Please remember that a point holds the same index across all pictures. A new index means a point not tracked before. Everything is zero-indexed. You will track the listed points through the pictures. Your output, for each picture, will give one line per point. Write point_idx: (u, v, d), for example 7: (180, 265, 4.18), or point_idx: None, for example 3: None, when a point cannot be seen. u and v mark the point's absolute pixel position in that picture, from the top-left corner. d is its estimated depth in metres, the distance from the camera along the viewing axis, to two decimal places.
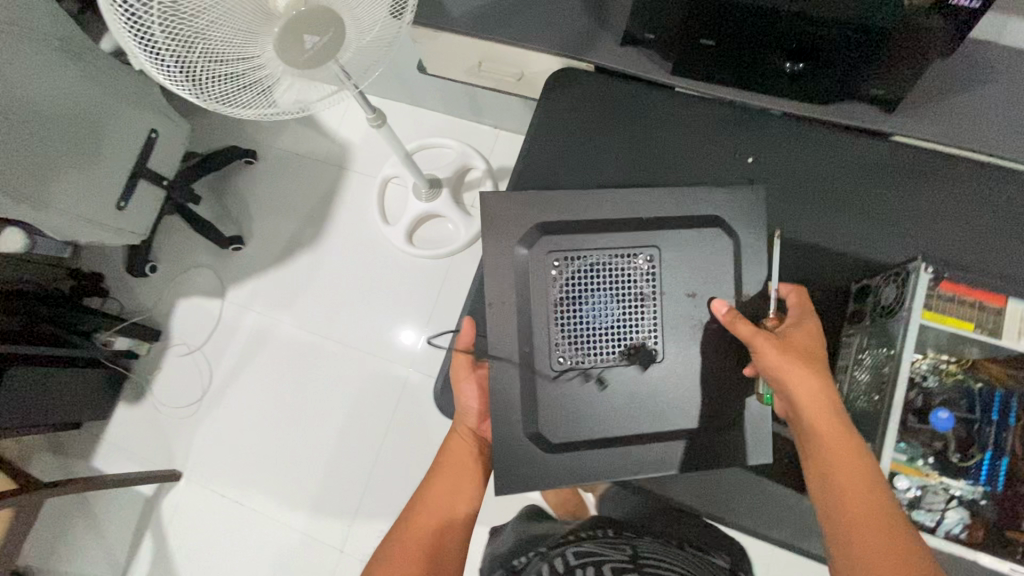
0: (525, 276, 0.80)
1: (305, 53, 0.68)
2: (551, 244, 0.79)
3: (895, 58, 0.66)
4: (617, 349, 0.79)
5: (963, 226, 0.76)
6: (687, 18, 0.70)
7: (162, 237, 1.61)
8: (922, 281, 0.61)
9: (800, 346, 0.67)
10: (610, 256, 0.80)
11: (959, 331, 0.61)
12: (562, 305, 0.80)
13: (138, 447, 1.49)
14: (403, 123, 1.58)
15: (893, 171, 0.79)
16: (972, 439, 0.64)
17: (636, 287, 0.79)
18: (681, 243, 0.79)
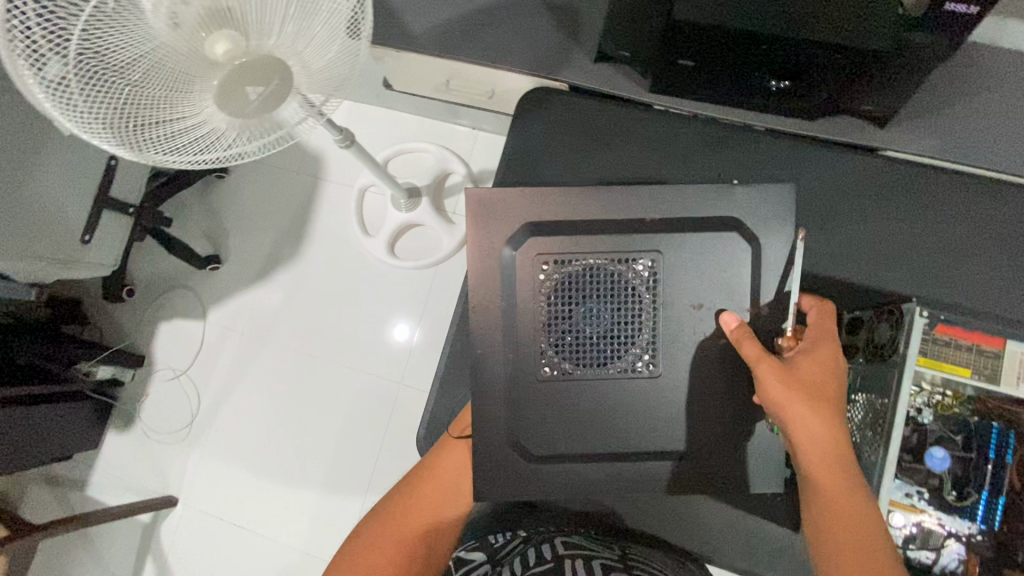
0: (513, 278, 0.77)
1: (253, 102, 0.64)
2: (539, 246, 0.76)
3: (880, 74, 0.63)
4: (615, 363, 0.76)
5: (951, 243, 0.74)
6: (663, 41, 0.66)
7: (137, 259, 1.56)
8: (919, 323, 0.62)
9: (808, 373, 0.65)
10: (606, 258, 0.76)
11: (955, 377, 0.64)
12: (553, 310, 0.77)
13: (131, 475, 1.48)
14: (377, 127, 1.51)
15: (882, 185, 0.76)
16: (969, 477, 0.68)
17: (635, 297, 0.75)
18: (669, 273, 0.75)
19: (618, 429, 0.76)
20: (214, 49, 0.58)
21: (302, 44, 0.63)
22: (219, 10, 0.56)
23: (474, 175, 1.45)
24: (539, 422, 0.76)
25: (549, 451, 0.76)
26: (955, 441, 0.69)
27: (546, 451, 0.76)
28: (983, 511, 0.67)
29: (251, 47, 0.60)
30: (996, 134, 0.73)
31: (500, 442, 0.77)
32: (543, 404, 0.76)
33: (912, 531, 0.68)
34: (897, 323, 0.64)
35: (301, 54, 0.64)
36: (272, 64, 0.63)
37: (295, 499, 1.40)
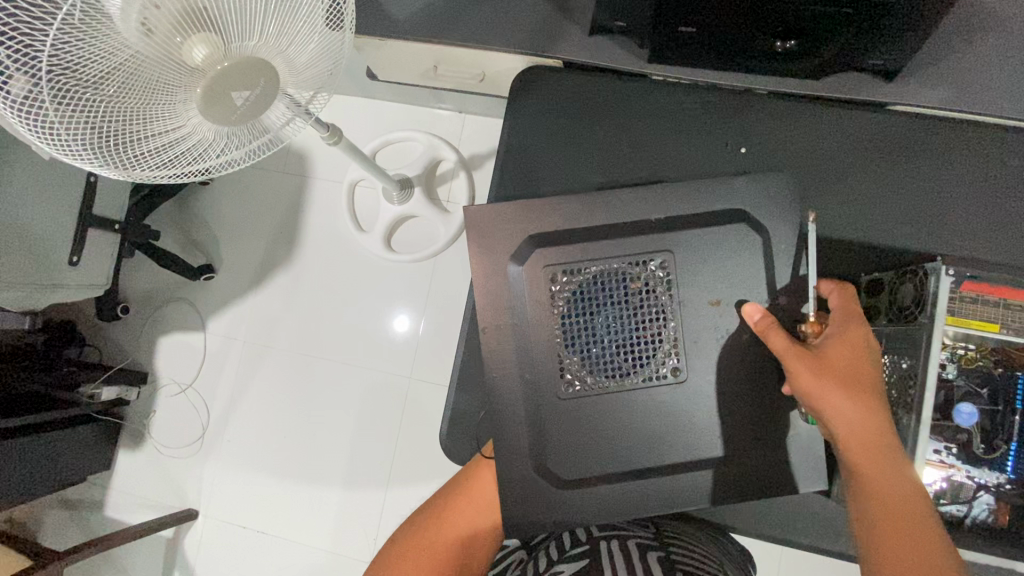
0: (523, 291, 0.76)
1: (239, 110, 0.61)
2: (546, 258, 0.75)
3: (891, 26, 0.61)
4: (639, 370, 0.75)
5: (960, 194, 0.75)
6: (662, 9, 0.63)
7: (130, 275, 1.52)
8: (943, 284, 0.61)
9: (833, 355, 0.66)
10: (616, 266, 0.76)
11: (984, 333, 0.63)
12: (571, 321, 0.76)
13: (149, 492, 1.46)
14: (360, 120, 1.47)
15: (888, 145, 0.77)
16: (996, 430, 0.69)
17: (653, 301, 0.75)
18: (693, 254, 0.74)
19: (647, 409, 0.75)
20: (193, 55, 0.54)
21: (282, 41, 0.60)
22: (193, 10, 0.52)
23: (466, 160, 1.42)
24: (570, 418, 0.76)
25: (580, 438, 0.76)
26: (979, 395, 0.70)
27: (580, 440, 0.76)
28: (1013, 460, 0.69)
29: (231, 49, 0.56)
30: (1014, 76, 0.70)
31: (533, 434, 0.76)
32: (572, 417, 0.76)
33: (945, 487, 0.70)
34: (922, 286, 0.64)
35: (284, 51, 0.61)
36: (259, 68, 0.60)
37: (317, 501, 1.39)
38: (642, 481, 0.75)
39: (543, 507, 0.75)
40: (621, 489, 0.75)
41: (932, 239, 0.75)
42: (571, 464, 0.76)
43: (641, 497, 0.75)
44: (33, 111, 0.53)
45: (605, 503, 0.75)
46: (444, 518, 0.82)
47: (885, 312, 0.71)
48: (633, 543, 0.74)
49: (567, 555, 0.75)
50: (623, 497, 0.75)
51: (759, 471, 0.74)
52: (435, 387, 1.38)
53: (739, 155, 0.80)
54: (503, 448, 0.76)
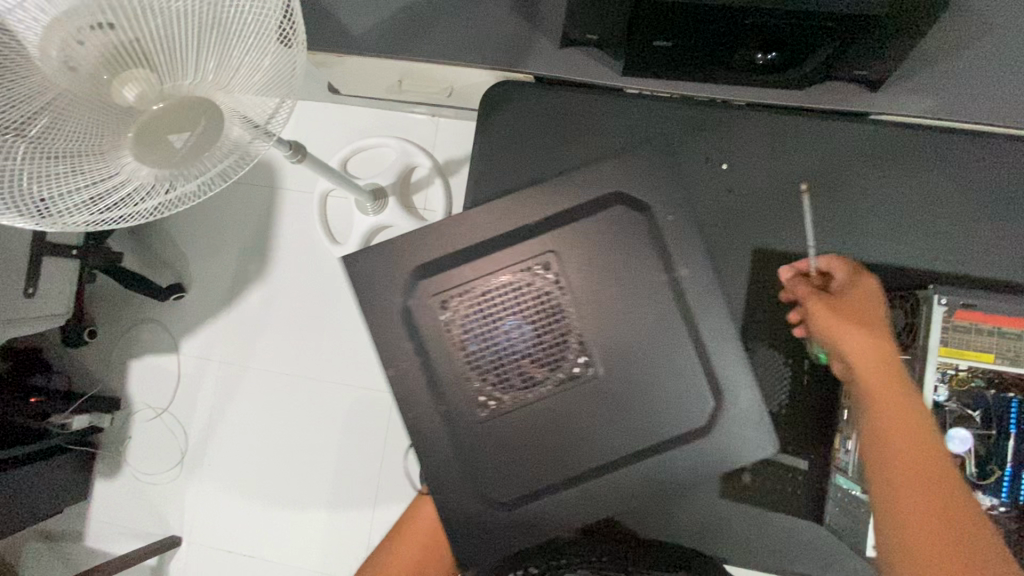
0: (426, 323, 0.74)
1: (179, 152, 0.56)
2: (434, 286, 0.74)
3: (878, 37, 0.57)
4: (551, 375, 0.74)
5: (937, 204, 0.75)
6: (635, 25, 0.60)
7: (96, 297, 1.46)
8: (936, 316, 0.64)
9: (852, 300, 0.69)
10: (505, 279, 0.75)
11: (978, 364, 0.63)
12: (473, 340, 0.75)
13: (129, 520, 1.42)
14: (329, 126, 1.41)
15: (868, 156, 0.76)
16: (989, 455, 0.66)
17: (551, 304, 0.74)
18: (575, 257, 0.74)
19: (576, 422, 0.73)
20: (123, 95, 0.50)
21: (227, 64, 0.54)
22: (123, 48, 0.48)
23: (441, 166, 1.37)
24: (496, 443, 0.73)
25: (512, 461, 0.73)
26: (975, 419, 0.66)
27: (514, 463, 0.73)
28: (1006, 487, 0.66)
29: (169, 90, 0.52)
30: (993, 85, 0.69)
31: (518, 466, 0.73)
32: (497, 442, 0.73)
33: None
34: (913, 313, 0.68)
35: (233, 77, 0.55)
36: (199, 107, 0.55)
37: (303, 523, 1.36)
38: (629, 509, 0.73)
39: (530, 542, 0.73)
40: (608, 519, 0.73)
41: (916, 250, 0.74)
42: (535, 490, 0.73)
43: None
44: None
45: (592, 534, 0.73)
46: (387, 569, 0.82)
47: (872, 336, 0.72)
48: None
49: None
50: None
51: None
52: None
53: (721, 171, 0.79)
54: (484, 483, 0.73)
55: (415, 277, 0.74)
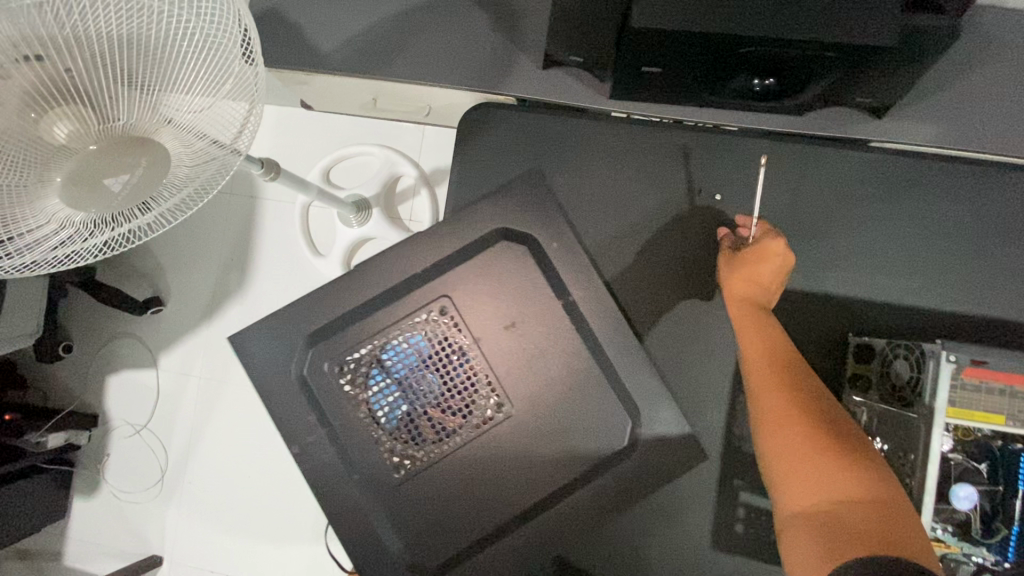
0: (330, 391, 0.72)
1: (117, 197, 0.52)
2: (326, 353, 0.72)
3: (881, 69, 0.54)
4: (465, 419, 0.72)
5: (911, 231, 0.81)
6: (622, 48, 0.55)
7: (71, 310, 1.41)
8: (943, 373, 0.58)
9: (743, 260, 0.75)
10: (402, 330, 0.73)
11: (988, 426, 0.58)
12: (381, 396, 0.73)
13: (108, 539, 1.38)
14: (310, 134, 1.35)
15: (856, 184, 0.81)
16: (996, 512, 0.62)
17: (449, 348, 0.73)
18: (475, 301, 0.74)
19: (492, 469, 0.71)
20: (55, 132, 0.47)
21: (178, 84, 0.52)
22: (53, 83, 0.45)
23: (428, 175, 1.32)
24: (416, 503, 0.71)
25: (434, 521, 0.71)
26: (979, 471, 0.62)
27: (436, 523, 0.71)
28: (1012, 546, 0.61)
29: (106, 128, 0.49)
30: (948, 122, 0.78)
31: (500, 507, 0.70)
32: (416, 503, 0.71)
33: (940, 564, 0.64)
34: (917, 368, 0.63)
35: (187, 93, 0.52)
36: (141, 148, 0.52)
37: (286, 544, 1.32)
38: None
39: None
40: None
41: None
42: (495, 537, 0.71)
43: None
44: None
45: None
46: None
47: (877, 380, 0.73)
48: None
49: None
50: None
51: None
52: None
53: (715, 201, 0.83)
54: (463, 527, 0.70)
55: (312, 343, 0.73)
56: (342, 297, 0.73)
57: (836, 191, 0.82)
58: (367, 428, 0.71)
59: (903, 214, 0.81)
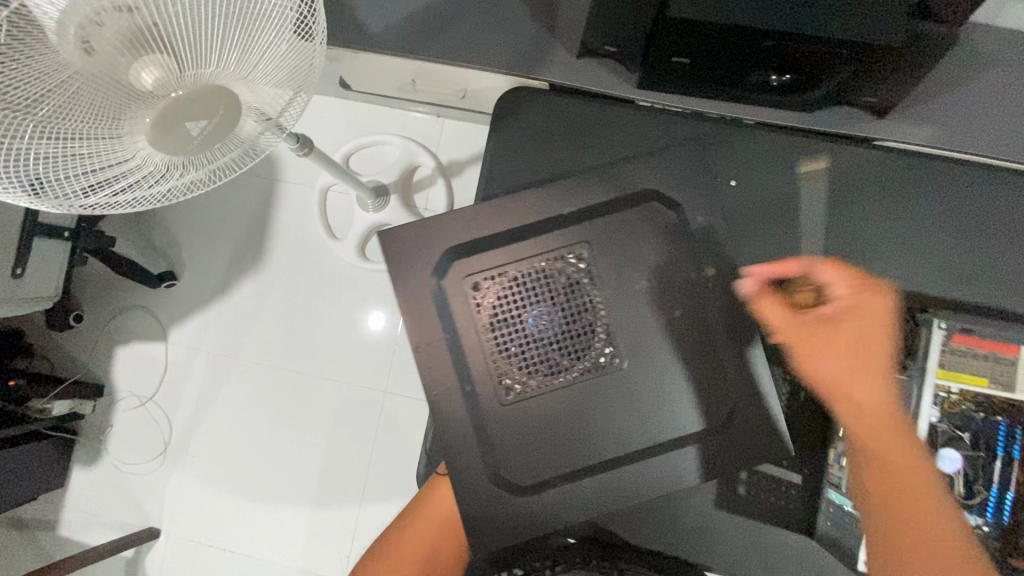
0: (454, 305, 0.76)
1: (193, 140, 0.55)
2: (464, 270, 0.76)
3: (887, 68, 0.60)
4: (579, 365, 0.75)
5: (944, 228, 0.76)
6: (653, 39, 0.61)
7: (83, 280, 1.43)
8: (934, 335, 0.69)
9: (842, 324, 0.60)
10: (537, 264, 0.77)
11: (975, 387, 0.68)
12: (504, 322, 0.76)
13: (105, 510, 1.39)
14: (333, 121, 1.40)
15: (883, 181, 0.77)
16: (978, 476, 0.69)
17: (579, 294, 0.76)
18: (609, 249, 0.76)
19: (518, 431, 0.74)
20: (142, 78, 0.49)
21: (254, 41, 0.53)
22: (142, 32, 0.46)
23: (444, 166, 1.37)
24: (514, 428, 0.75)
25: (524, 445, 0.74)
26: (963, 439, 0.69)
27: (526, 447, 0.74)
28: (992, 508, 0.69)
29: (186, 76, 0.51)
30: None
31: (518, 465, 0.74)
32: (513, 427, 0.75)
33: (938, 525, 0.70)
34: (909, 338, 0.71)
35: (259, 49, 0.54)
36: (221, 95, 0.54)
37: (284, 520, 1.34)
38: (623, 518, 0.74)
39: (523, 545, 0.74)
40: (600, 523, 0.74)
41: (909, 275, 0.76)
42: (527, 474, 0.74)
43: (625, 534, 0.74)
44: None
45: None
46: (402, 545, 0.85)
47: None
48: None
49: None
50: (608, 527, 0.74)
51: None
52: (410, 400, 1.35)
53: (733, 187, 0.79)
54: (507, 461, 0.74)
55: (444, 260, 0.76)
56: (443, 237, 0.76)
57: (861, 188, 0.78)
58: (441, 362, 0.75)
59: (928, 218, 0.77)
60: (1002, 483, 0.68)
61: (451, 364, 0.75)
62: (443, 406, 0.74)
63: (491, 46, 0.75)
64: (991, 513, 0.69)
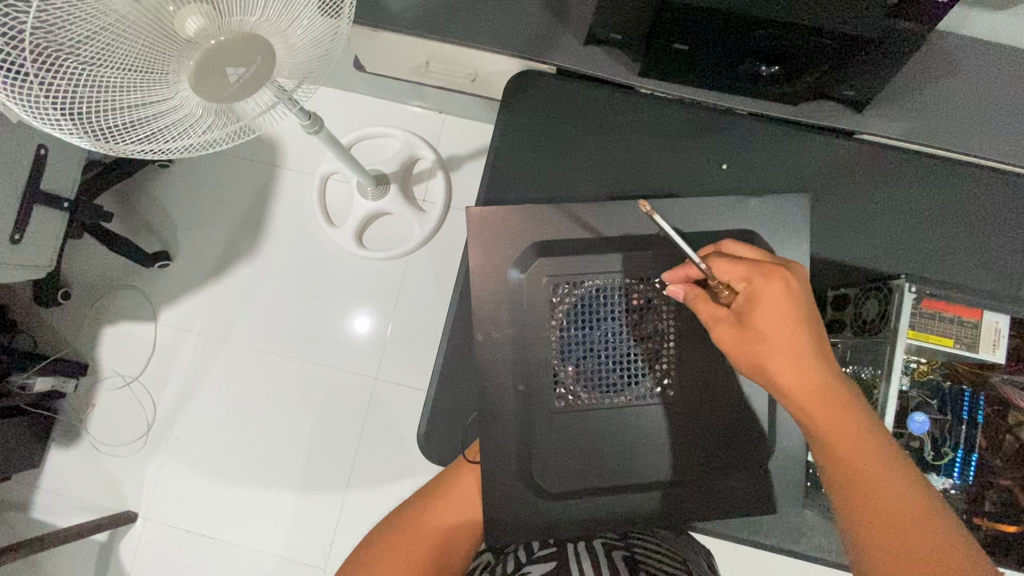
0: (525, 298, 0.77)
1: (230, 86, 0.58)
2: (549, 267, 0.76)
3: (866, 61, 0.66)
4: (632, 390, 0.77)
5: (922, 213, 0.81)
6: (656, 26, 0.67)
7: (74, 257, 1.42)
8: (907, 298, 0.69)
9: (758, 312, 0.57)
10: (616, 281, 0.77)
11: (939, 346, 0.70)
12: (572, 326, 0.77)
13: (81, 492, 1.36)
14: (337, 111, 1.43)
15: (857, 170, 0.82)
16: (946, 439, 0.75)
17: (653, 325, 0.77)
18: None
19: (514, 396, 0.77)
20: (186, 25, 0.51)
21: (292, 4, 0.57)
22: None
23: (443, 160, 1.41)
24: (562, 433, 0.76)
25: (569, 450, 0.76)
26: (933, 406, 0.75)
27: (571, 454, 0.76)
28: (959, 466, 0.75)
29: (226, 24, 0.53)
30: None
31: (514, 429, 0.77)
32: (559, 430, 0.76)
33: None
34: (886, 302, 0.71)
35: (297, 13, 0.58)
36: (255, 44, 0.57)
37: (267, 506, 1.33)
38: (619, 486, 0.76)
39: (516, 505, 0.76)
40: (596, 489, 0.76)
41: (890, 262, 0.81)
42: (558, 478, 0.76)
43: (618, 499, 0.76)
44: (15, 76, 0.49)
45: (582, 504, 0.76)
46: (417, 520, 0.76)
47: (849, 325, 0.79)
48: (599, 543, 0.75)
49: (536, 555, 0.74)
50: (601, 495, 0.76)
51: (727, 476, 0.76)
52: (400, 388, 1.36)
53: (721, 171, 0.84)
54: (544, 456, 0.76)
55: (528, 255, 0.77)
56: (514, 218, 0.77)
57: (837, 171, 0.82)
58: (486, 339, 0.77)
59: (904, 201, 0.81)
60: (966, 446, 0.74)
61: (486, 339, 0.77)
62: (491, 382, 0.77)
63: (503, 32, 0.81)
64: (957, 474, 0.75)
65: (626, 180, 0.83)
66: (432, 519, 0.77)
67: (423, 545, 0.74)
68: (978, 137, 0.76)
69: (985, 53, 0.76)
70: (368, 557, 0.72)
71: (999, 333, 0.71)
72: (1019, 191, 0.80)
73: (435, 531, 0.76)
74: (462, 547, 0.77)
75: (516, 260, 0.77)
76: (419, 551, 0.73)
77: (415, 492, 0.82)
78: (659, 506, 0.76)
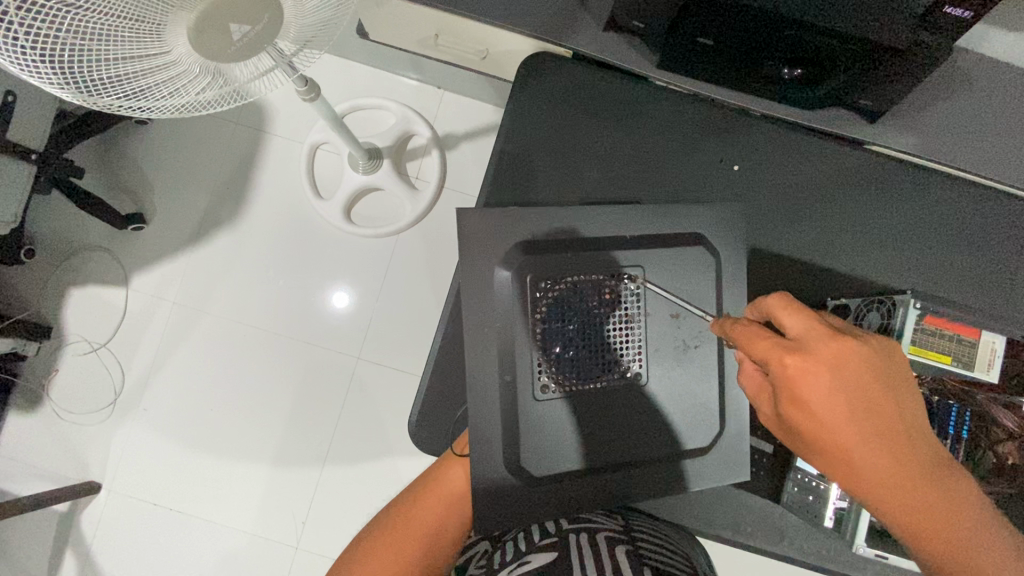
0: (506, 298, 0.75)
1: (234, 45, 0.55)
2: (531, 266, 0.75)
3: (891, 72, 0.65)
4: (608, 377, 0.78)
5: (916, 229, 0.83)
6: (681, 19, 0.65)
7: (40, 214, 1.34)
8: (910, 314, 0.73)
9: (785, 394, 0.53)
10: (589, 276, 0.77)
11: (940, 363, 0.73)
12: (548, 318, 0.77)
13: (42, 460, 1.30)
14: (332, 77, 1.37)
15: (859, 181, 0.83)
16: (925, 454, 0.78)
17: (624, 313, 0.77)
18: (666, 278, 0.77)
19: (515, 387, 0.76)
20: None
21: None
22: None
23: (440, 137, 1.36)
24: (543, 424, 0.77)
25: (555, 435, 0.77)
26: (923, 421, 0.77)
27: (557, 439, 0.77)
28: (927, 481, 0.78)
29: None
30: None
31: (510, 423, 0.76)
32: (538, 421, 0.77)
33: None
34: (889, 316, 0.76)
35: None
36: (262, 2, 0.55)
37: (239, 480, 1.30)
38: (600, 475, 0.78)
39: (505, 497, 0.76)
40: (592, 485, 0.78)
41: (882, 273, 0.83)
42: (544, 462, 0.77)
43: (591, 479, 0.78)
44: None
45: (572, 498, 0.77)
46: (408, 515, 0.78)
47: None
48: (601, 536, 0.73)
49: (537, 545, 0.74)
50: (585, 485, 0.77)
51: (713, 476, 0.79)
52: (383, 369, 1.33)
53: (732, 171, 0.84)
54: (529, 440, 0.77)
55: (517, 254, 0.75)
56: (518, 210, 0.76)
57: (841, 182, 0.83)
58: (490, 332, 0.75)
59: (901, 214, 0.83)
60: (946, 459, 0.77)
61: (486, 330, 0.75)
62: (482, 379, 0.75)
63: (520, 11, 0.77)
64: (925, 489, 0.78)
65: (636, 179, 0.83)
66: (422, 516, 0.78)
67: (411, 545, 0.76)
68: (979, 157, 0.77)
69: (1000, 71, 0.76)
70: (358, 558, 0.74)
71: (994, 354, 0.74)
72: (1010, 212, 0.82)
73: (426, 527, 0.77)
74: (452, 538, 0.79)
75: (503, 259, 0.75)
76: (408, 547, 0.75)
77: (408, 485, 0.83)
78: (632, 487, 0.78)
